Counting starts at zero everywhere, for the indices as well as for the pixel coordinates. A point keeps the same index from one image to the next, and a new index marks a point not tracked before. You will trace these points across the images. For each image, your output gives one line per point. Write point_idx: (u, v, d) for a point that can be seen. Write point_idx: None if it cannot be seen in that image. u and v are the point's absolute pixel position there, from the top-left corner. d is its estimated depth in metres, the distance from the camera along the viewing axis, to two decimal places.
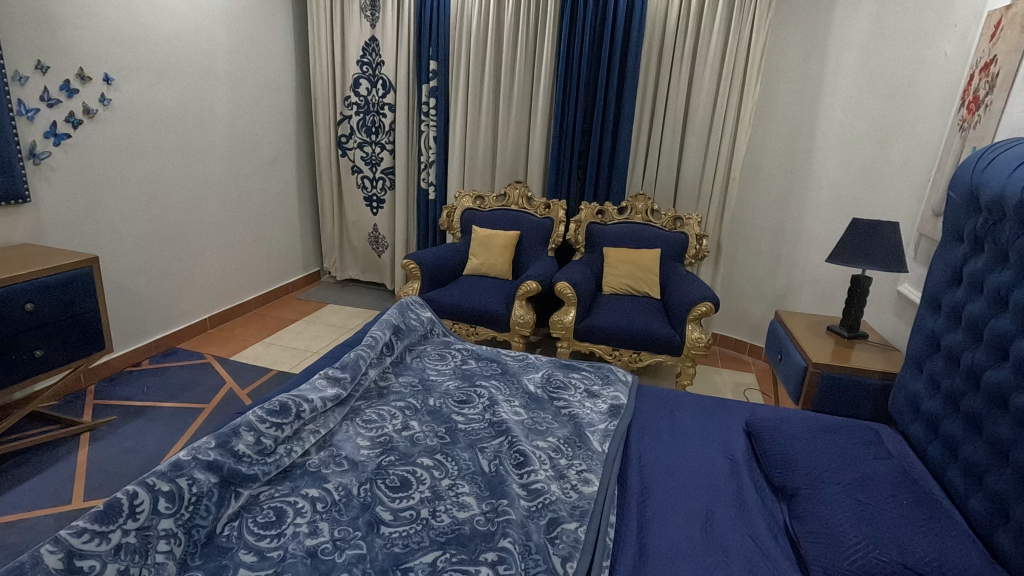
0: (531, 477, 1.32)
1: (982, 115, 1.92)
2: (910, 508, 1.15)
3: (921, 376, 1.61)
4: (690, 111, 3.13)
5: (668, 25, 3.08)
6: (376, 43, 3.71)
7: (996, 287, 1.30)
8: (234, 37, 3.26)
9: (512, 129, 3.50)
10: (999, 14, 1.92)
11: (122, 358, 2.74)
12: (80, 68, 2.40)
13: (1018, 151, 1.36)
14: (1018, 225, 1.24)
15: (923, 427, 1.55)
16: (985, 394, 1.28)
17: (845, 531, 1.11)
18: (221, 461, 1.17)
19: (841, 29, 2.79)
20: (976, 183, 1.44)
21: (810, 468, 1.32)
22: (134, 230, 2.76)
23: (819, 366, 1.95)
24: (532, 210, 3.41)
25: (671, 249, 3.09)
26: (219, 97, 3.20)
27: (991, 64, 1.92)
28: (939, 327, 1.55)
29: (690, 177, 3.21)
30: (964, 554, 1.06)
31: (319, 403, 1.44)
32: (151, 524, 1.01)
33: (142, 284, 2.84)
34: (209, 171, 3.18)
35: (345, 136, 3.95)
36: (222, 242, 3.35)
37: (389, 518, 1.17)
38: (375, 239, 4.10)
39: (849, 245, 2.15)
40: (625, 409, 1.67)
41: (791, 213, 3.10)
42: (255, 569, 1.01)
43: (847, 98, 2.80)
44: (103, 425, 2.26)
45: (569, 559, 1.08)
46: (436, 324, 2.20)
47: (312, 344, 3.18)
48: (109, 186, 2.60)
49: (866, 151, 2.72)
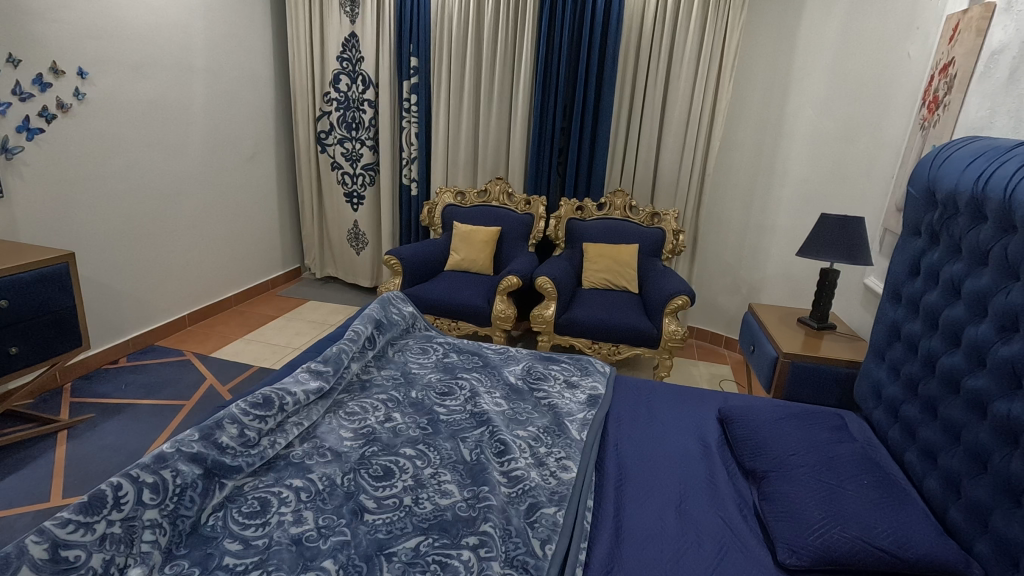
0: (512, 465, 1.35)
1: (941, 115, 2.00)
2: (871, 487, 1.21)
3: (884, 364, 1.69)
4: (668, 109, 3.18)
5: (645, 24, 3.13)
6: (356, 39, 3.70)
7: (950, 277, 1.37)
8: (212, 31, 3.23)
9: (493, 127, 3.53)
10: (957, 18, 2.01)
11: (98, 356, 2.71)
12: (53, 61, 2.36)
13: (971, 148, 1.42)
14: (973, 219, 1.31)
15: (884, 412, 1.63)
16: (940, 378, 1.35)
17: (810, 510, 1.17)
18: (205, 453, 1.19)
19: (809, 31, 2.88)
20: (934, 179, 1.51)
21: (779, 452, 1.38)
22: (109, 226, 2.72)
23: (789, 356, 2.03)
24: (512, 206, 3.44)
25: (649, 244, 3.16)
26: (197, 92, 3.16)
27: (949, 66, 2.01)
28: (900, 316, 1.63)
29: (668, 174, 3.27)
30: (919, 528, 1.12)
31: (302, 395, 1.46)
32: (135, 515, 1.02)
33: (119, 281, 2.81)
34: (186, 166, 3.15)
35: (325, 132, 3.93)
36: (200, 238, 3.32)
37: (373, 506, 1.20)
38: (354, 236, 4.07)
39: (818, 239, 2.23)
40: (603, 399, 1.72)
41: (761, 208, 3.19)
42: (241, 557, 1.03)
43: (818, 98, 2.87)
44: (81, 423, 2.24)
45: (547, 542, 1.12)
46: (418, 318, 2.22)
47: (293, 341, 3.17)
48: (83, 181, 2.56)
49: (835, 150, 2.80)
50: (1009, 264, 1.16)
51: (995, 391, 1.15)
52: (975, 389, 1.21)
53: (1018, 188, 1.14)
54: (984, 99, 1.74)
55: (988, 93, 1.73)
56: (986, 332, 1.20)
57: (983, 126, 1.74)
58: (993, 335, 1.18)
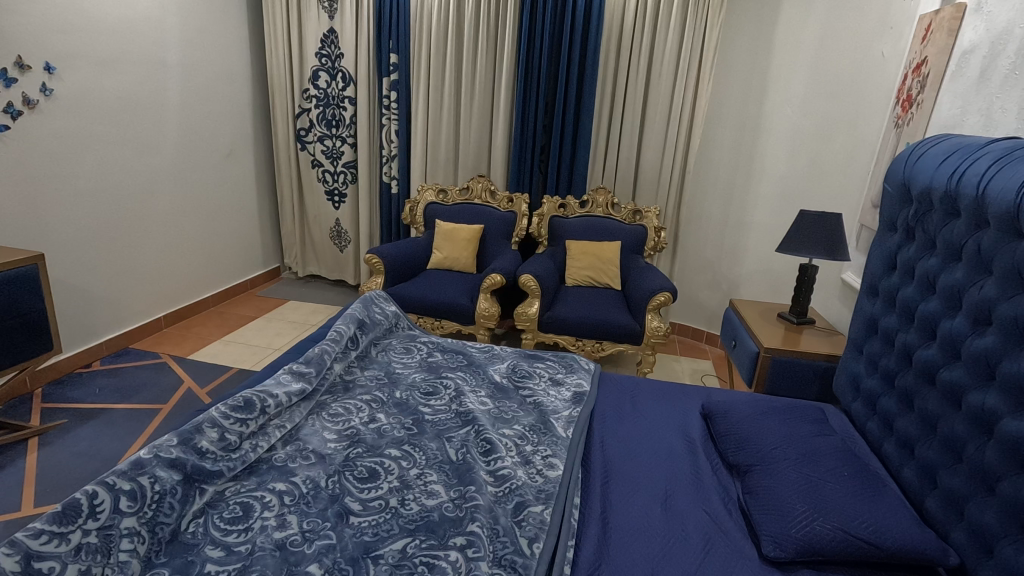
0: (498, 464, 1.35)
1: (914, 113, 2.04)
2: (851, 479, 1.23)
3: (862, 357, 1.72)
4: (648, 107, 3.21)
5: (625, 22, 3.15)
6: (334, 35, 3.65)
7: (925, 272, 1.40)
8: (187, 26, 3.15)
9: (475, 123, 3.52)
10: (929, 17, 2.04)
11: (71, 360, 2.63)
12: (18, 56, 2.28)
13: (944, 146, 1.45)
14: (945, 215, 1.35)
15: (863, 405, 1.67)
16: (917, 371, 1.38)
17: (792, 502, 1.19)
18: (184, 458, 1.16)
19: (785, 30, 2.93)
20: (908, 176, 1.54)
21: (762, 446, 1.40)
22: (79, 227, 2.64)
23: (770, 350, 2.06)
24: (495, 204, 3.44)
25: (631, 241, 3.17)
26: (171, 88, 3.09)
27: (922, 65, 2.04)
28: (877, 311, 1.66)
29: (649, 171, 3.30)
30: (899, 518, 1.15)
31: (284, 398, 1.43)
32: (112, 523, 0.99)
33: (90, 282, 2.73)
34: (160, 164, 3.07)
35: (304, 130, 3.87)
36: (175, 238, 3.24)
37: (358, 508, 1.18)
38: (337, 234, 4.03)
39: (796, 235, 2.26)
40: (588, 396, 1.73)
41: (739, 203, 3.24)
42: (223, 564, 1.01)
43: (794, 97, 2.92)
44: (54, 429, 2.17)
45: (535, 540, 1.12)
46: (401, 317, 2.19)
47: (274, 341, 3.13)
48: (51, 180, 2.48)
49: (812, 147, 2.85)
50: (983, 259, 1.19)
51: (970, 383, 1.17)
52: (949, 381, 1.24)
53: (989, 185, 1.18)
54: (957, 97, 1.79)
55: (960, 92, 1.77)
56: (960, 325, 1.23)
57: (955, 124, 1.78)
58: (966, 329, 1.21)
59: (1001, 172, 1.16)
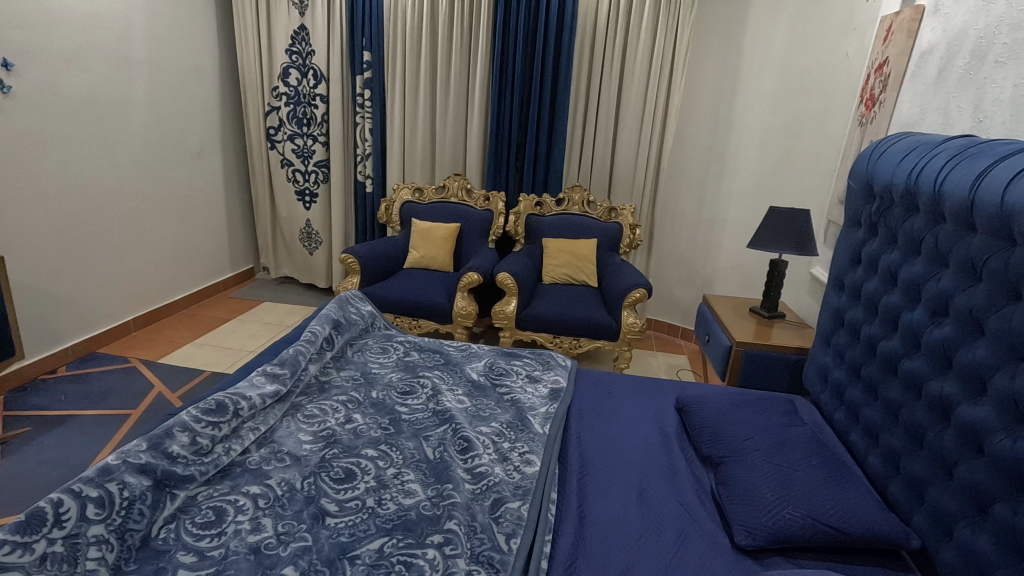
0: (475, 461, 1.35)
1: (877, 112, 2.10)
2: (819, 468, 1.27)
3: (829, 350, 1.77)
4: (622, 105, 3.24)
5: (599, 22, 3.18)
6: (306, 32, 3.59)
7: (887, 266, 1.45)
8: (152, 22, 3.07)
9: (450, 122, 3.50)
10: (890, 19, 2.11)
11: (35, 366, 2.55)
12: None
13: (905, 143, 1.50)
14: (905, 210, 1.40)
15: (830, 395, 1.71)
16: (880, 361, 1.42)
17: (764, 492, 1.21)
18: (155, 463, 1.14)
19: (755, 30, 2.98)
20: (871, 172, 1.59)
21: (734, 437, 1.43)
22: (41, 229, 2.56)
23: (742, 344, 2.10)
24: (470, 202, 3.43)
25: (606, 239, 3.20)
26: (137, 85, 3.01)
27: (884, 65, 2.10)
28: (843, 303, 1.71)
29: (623, 169, 3.34)
30: (864, 504, 1.18)
31: (258, 400, 1.41)
32: (79, 532, 0.97)
33: (52, 285, 2.64)
34: (127, 164, 3.00)
35: (274, 128, 3.81)
36: (142, 239, 3.16)
37: (334, 509, 1.18)
38: (307, 235, 3.97)
39: (766, 231, 2.31)
40: (564, 392, 1.75)
41: (711, 201, 3.30)
42: (195, 569, 0.99)
43: (763, 95, 2.98)
44: (17, 437, 2.10)
45: (513, 536, 1.13)
46: (377, 317, 2.18)
47: (248, 343, 3.08)
48: (12, 181, 2.41)
49: (781, 145, 2.91)
50: (940, 253, 1.24)
51: (930, 372, 1.22)
52: (911, 370, 1.28)
53: (946, 181, 1.22)
54: (916, 96, 1.84)
55: (919, 91, 1.83)
56: (919, 317, 1.28)
57: (915, 122, 1.84)
58: (926, 320, 1.25)
59: (956, 169, 1.21)
